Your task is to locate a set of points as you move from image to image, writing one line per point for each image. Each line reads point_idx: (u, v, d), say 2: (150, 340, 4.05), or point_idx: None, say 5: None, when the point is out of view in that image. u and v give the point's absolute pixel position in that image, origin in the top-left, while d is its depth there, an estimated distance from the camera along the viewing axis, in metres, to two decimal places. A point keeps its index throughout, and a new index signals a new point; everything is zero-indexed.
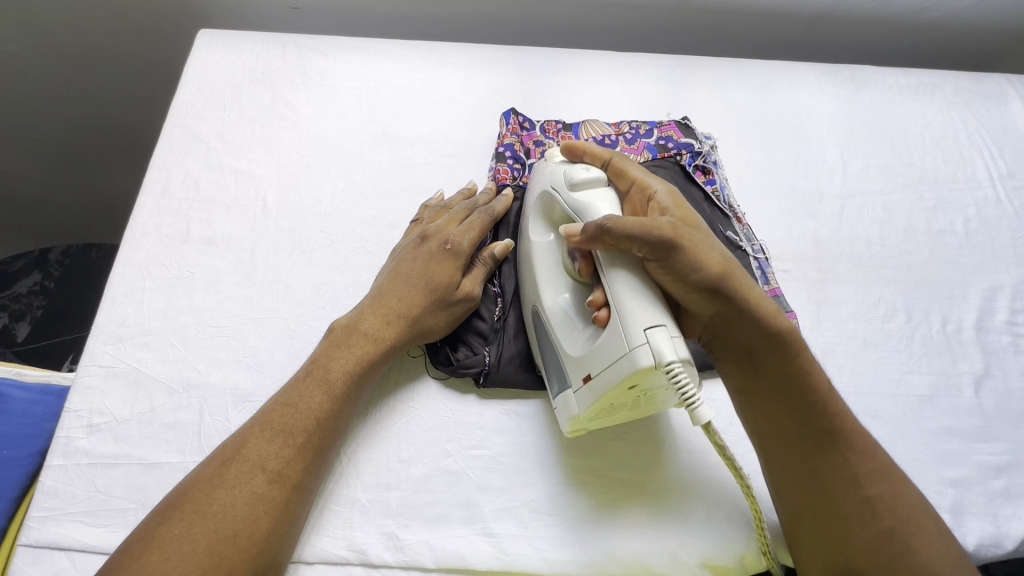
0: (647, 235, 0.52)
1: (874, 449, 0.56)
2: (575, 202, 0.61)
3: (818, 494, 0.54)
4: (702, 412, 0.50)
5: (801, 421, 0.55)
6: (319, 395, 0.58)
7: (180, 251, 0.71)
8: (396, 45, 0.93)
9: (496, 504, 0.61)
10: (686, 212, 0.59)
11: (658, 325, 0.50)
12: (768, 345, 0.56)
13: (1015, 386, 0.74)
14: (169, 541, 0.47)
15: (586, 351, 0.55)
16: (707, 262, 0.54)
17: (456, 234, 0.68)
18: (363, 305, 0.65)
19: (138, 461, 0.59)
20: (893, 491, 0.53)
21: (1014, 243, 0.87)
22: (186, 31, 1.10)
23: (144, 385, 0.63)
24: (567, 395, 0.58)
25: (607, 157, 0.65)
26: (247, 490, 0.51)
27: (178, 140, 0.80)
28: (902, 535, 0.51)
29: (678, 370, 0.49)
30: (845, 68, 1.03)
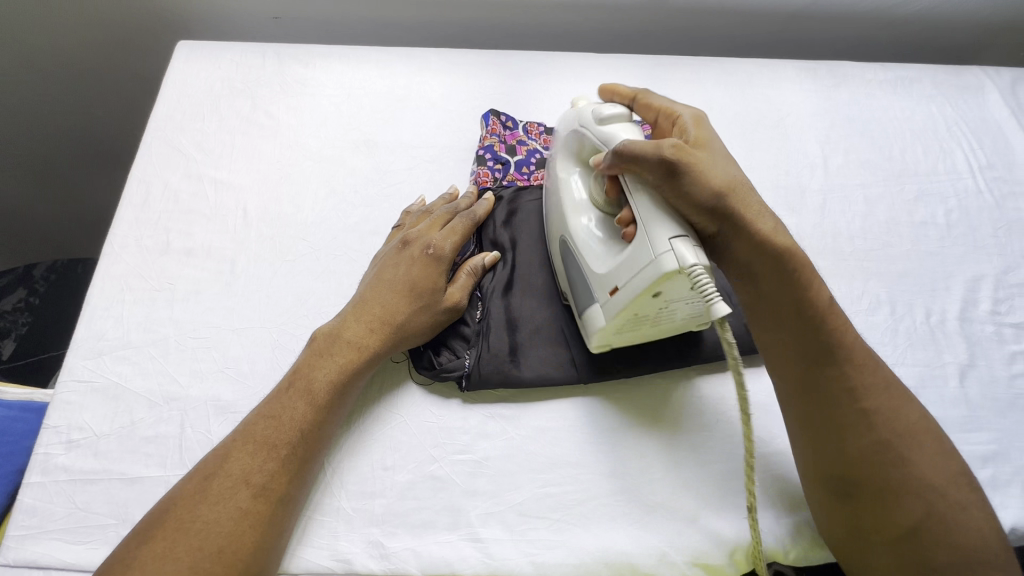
0: (650, 157, 0.57)
1: (875, 366, 0.57)
2: (605, 134, 0.64)
3: (814, 404, 0.57)
4: (718, 308, 0.51)
5: (801, 333, 0.57)
6: (302, 403, 0.57)
7: (159, 263, 0.71)
8: (377, 52, 0.93)
9: (482, 509, 0.60)
10: (696, 137, 0.63)
11: (682, 236, 0.54)
12: (776, 261, 0.58)
13: (1000, 375, 0.75)
14: (149, 562, 0.47)
15: (613, 268, 0.59)
16: (709, 179, 0.57)
17: (439, 239, 0.69)
18: (345, 313, 0.65)
19: (119, 476, 0.58)
20: (892, 407, 0.55)
21: (995, 233, 0.87)
22: (166, 44, 1.10)
23: (123, 399, 0.62)
24: (594, 309, 0.62)
25: (633, 96, 0.70)
26: (232, 504, 0.51)
27: (157, 153, 0.80)
28: (898, 445, 0.54)
29: (700, 272, 0.52)
30: (824, 64, 1.04)
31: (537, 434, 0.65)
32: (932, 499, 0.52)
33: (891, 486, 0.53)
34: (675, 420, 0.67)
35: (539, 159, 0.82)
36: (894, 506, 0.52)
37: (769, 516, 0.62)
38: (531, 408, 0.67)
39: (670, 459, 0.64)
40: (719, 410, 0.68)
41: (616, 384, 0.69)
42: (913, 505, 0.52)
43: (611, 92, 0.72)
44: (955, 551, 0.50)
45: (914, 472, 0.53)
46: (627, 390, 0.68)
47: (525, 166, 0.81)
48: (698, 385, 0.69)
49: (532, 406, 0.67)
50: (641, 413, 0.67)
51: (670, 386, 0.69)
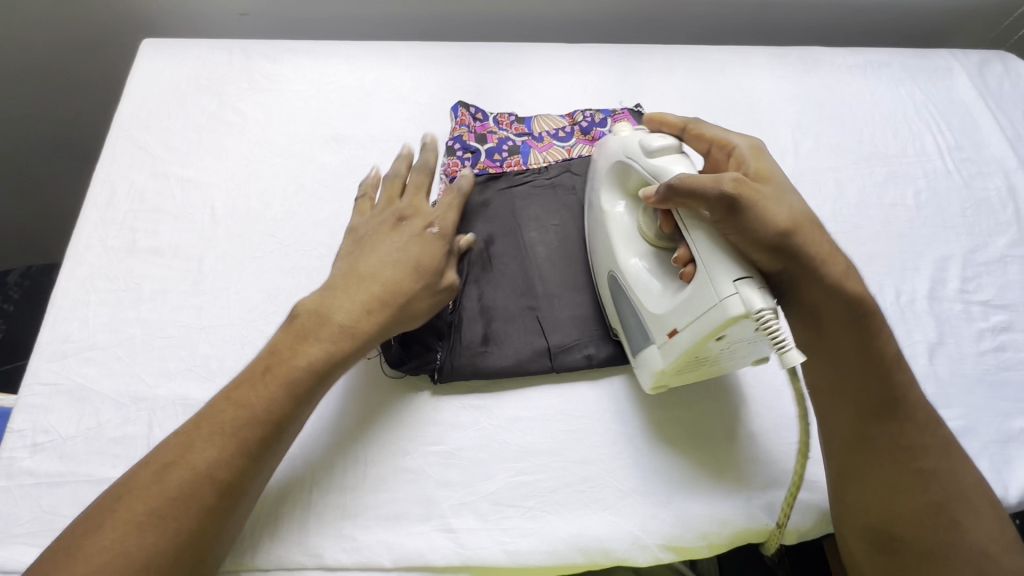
0: (710, 193, 0.55)
1: (935, 426, 0.58)
2: (657, 169, 0.62)
3: (867, 453, 0.57)
4: (792, 355, 0.51)
5: (863, 381, 0.58)
6: (278, 391, 0.56)
7: (126, 263, 0.70)
8: (345, 47, 0.92)
9: (455, 499, 0.60)
10: (757, 169, 0.62)
11: (746, 277, 0.53)
12: (834, 305, 0.58)
13: (968, 353, 0.76)
14: (98, 549, 0.46)
15: (670, 309, 0.58)
16: (775, 218, 0.56)
17: (440, 217, 0.68)
18: (332, 290, 0.62)
19: (85, 478, 0.57)
20: (948, 469, 0.56)
21: (963, 213, 0.88)
22: (132, 44, 1.09)
23: (90, 401, 0.61)
24: (652, 351, 0.62)
25: (683, 125, 0.69)
26: (190, 500, 0.50)
27: (123, 152, 0.79)
28: (951, 510, 0.54)
29: (769, 316, 0.51)
30: (795, 50, 1.04)
31: (510, 426, 0.65)
32: (985, 571, 0.51)
33: (937, 549, 0.53)
34: (649, 408, 0.67)
35: (511, 146, 0.82)
36: (939, 571, 0.52)
37: (740, 497, 0.63)
38: (505, 399, 0.67)
39: (642, 445, 0.65)
40: (691, 394, 0.68)
41: (586, 371, 0.69)
42: (963, 572, 0.52)
43: (658, 121, 0.71)
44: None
45: (965, 540, 0.53)
46: (601, 380, 0.69)
47: (496, 154, 0.81)
48: None
49: (506, 397, 0.67)
50: (612, 400, 0.67)
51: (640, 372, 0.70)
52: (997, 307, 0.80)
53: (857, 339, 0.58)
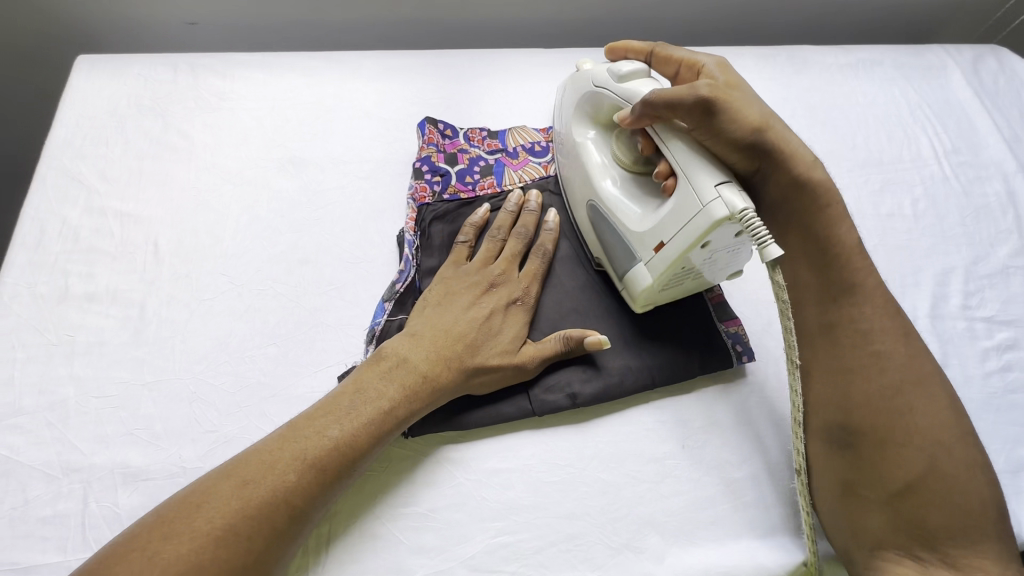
0: (686, 101, 0.56)
1: (889, 313, 0.56)
2: (628, 91, 0.61)
3: (825, 344, 0.56)
4: (773, 250, 0.50)
5: (819, 270, 0.57)
6: (366, 431, 0.54)
7: (57, 311, 0.63)
8: (302, 59, 0.85)
9: (430, 567, 0.55)
10: (726, 80, 0.61)
11: (727, 182, 0.53)
12: (795, 197, 0.59)
13: (973, 375, 0.71)
14: (164, 557, 0.44)
15: (655, 225, 0.58)
16: (745, 116, 0.57)
17: (525, 289, 0.65)
18: (424, 338, 0.60)
19: (9, 567, 0.51)
20: (905, 352, 0.54)
21: (963, 221, 0.84)
22: (69, 54, 1.00)
23: (15, 475, 0.55)
24: (637, 269, 0.61)
25: (649, 49, 0.67)
26: (264, 522, 0.48)
27: (54, 184, 0.71)
28: (906, 395, 0.53)
29: (751, 216, 0.51)
30: (783, 50, 0.99)
31: (489, 480, 0.59)
32: (933, 455, 0.51)
33: (895, 435, 0.52)
34: (639, 449, 0.62)
35: (484, 165, 0.76)
36: (890, 460, 0.51)
37: (739, 546, 0.58)
38: (482, 448, 0.61)
39: (633, 493, 0.60)
40: (683, 434, 0.63)
41: (570, 413, 0.64)
42: (915, 458, 0.51)
43: (622, 50, 0.69)
44: (945, 509, 0.50)
45: (917, 426, 0.52)
46: (586, 423, 0.63)
47: (468, 176, 0.74)
48: (661, 408, 0.64)
49: (483, 447, 0.61)
50: (599, 445, 0.62)
51: (628, 414, 0.64)
52: (1001, 323, 0.76)
53: (818, 228, 0.58)
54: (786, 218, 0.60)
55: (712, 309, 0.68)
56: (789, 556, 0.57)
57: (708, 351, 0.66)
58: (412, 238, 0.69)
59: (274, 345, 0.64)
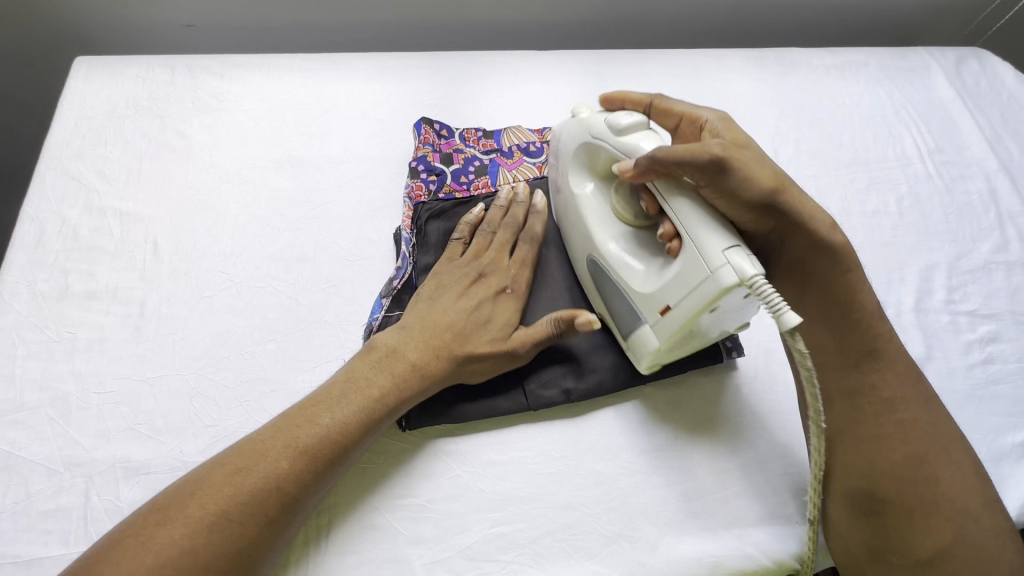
0: (699, 160, 0.54)
1: (911, 379, 0.58)
2: (629, 147, 0.60)
3: (850, 411, 0.58)
4: (789, 317, 0.48)
5: (844, 338, 0.59)
6: (357, 421, 0.55)
7: (58, 308, 0.64)
8: (299, 60, 0.86)
9: (428, 557, 0.56)
10: (732, 138, 0.61)
11: (735, 246, 0.52)
12: (817, 256, 0.60)
13: (956, 367, 0.73)
14: (158, 542, 0.45)
15: (661, 287, 0.57)
16: (761, 177, 0.56)
17: (514, 277, 0.67)
18: (415, 330, 0.61)
19: (13, 560, 0.52)
20: (928, 419, 0.57)
21: (946, 219, 0.86)
22: (66, 56, 1.00)
23: (17, 470, 0.55)
24: (644, 331, 0.60)
25: (648, 100, 0.66)
26: (257, 508, 0.48)
27: (53, 184, 0.72)
28: (931, 463, 0.55)
29: (762, 281, 0.50)
30: (771, 52, 1.01)
31: (485, 473, 0.60)
32: (961, 524, 0.53)
33: (923, 504, 0.53)
34: (633, 444, 0.63)
35: (478, 165, 0.77)
36: (920, 530, 0.53)
37: (730, 536, 0.59)
38: (478, 443, 0.62)
39: (627, 484, 0.61)
40: (675, 427, 0.64)
41: (566, 408, 0.65)
42: (943, 527, 0.53)
43: (619, 100, 0.67)
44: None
45: (944, 493, 0.54)
46: (580, 417, 0.65)
47: (463, 176, 0.76)
48: (655, 402, 0.66)
49: (480, 441, 0.62)
50: (593, 438, 0.63)
51: (621, 407, 0.65)
52: (983, 317, 0.78)
53: (838, 290, 0.59)
54: (806, 277, 0.61)
55: None
56: (776, 545, 0.59)
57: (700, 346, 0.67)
58: (408, 236, 0.70)
59: (273, 341, 0.64)
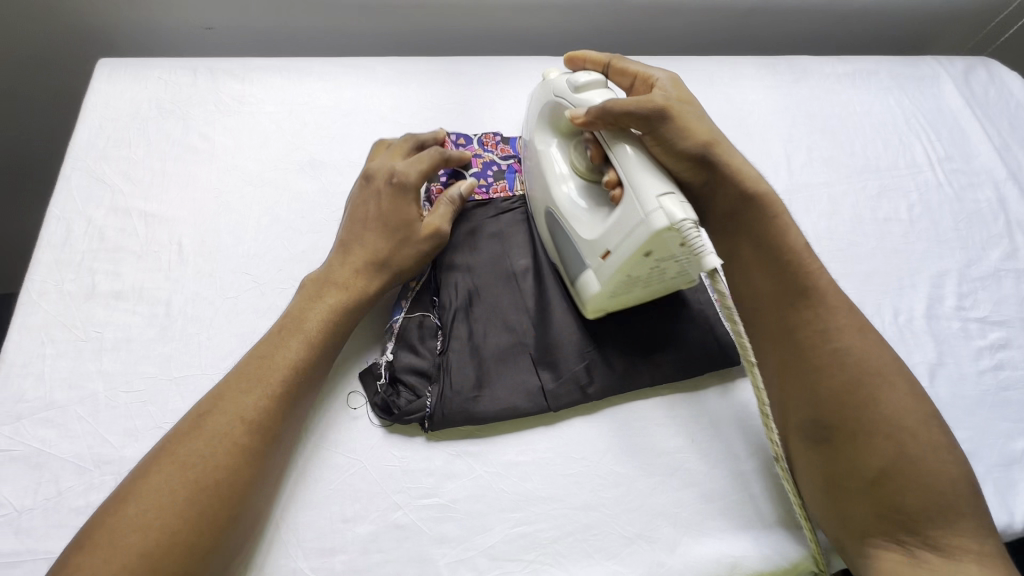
0: (643, 111, 0.60)
1: (846, 310, 0.59)
2: (582, 101, 0.63)
3: (792, 348, 0.59)
4: (710, 259, 0.52)
5: (779, 276, 0.61)
6: (300, 349, 0.59)
7: (85, 308, 0.65)
8: (319, 64, 0.87)
9: (452, 556, 0.57)
10: (675, 95, 0.67)
11: (669, 194, 0.55)
12: (750, 206, 0.63)
13: (967, 373, 0.74)
14: (145, 488, 0.49)
15: (600, 233, 0.60)
16: (694, 134, 0.63)
17: (402, 168, 0.69)
18: (330, 258, 0.66)
19: (44, 556, 0.52)
20: (863, 345, 0.57)
21: (956, 226, 0.87)
22: (90, 59, 1.02)
23: (48, 467, 0.56)
24: (587, 275, 0.63)
25: (606, 62, 0.71)
26: (226, 440, 0.52)
27: (79, 185, 0.73)
28: (868, 387, 0.55)
29: (689, 227, 0.53)
30: (783, 60, 1.03)
31: (506, 473, 0.61)
32: (902, 442, 0.52)
33: (863, 425, 0.54)
34: (651, 444, 0.64)
35: (496, 171, 0.79)
36: (864, 450, 0.53)
37: (747, 536, 0.60)
38: (498, 443, 0.63)
39: (645, 485, 0.62)
40: (692, 429, 0.65)
41: (584, 406, 0.66)
42: (885, 446, 0.52)
43: (581, 60, 0.73)
44: (923, 495, 0.51)
45: (883, 414, 0.54)
46: (596, 417, 0.66)
47: (481, 180, 0.77)
48: (672, 404, 0.67)
49: (500, 442, 0.63)
50: (612, 438, 0.64)
51: (639, 409, 0.66)
52: (993, 323, 0.79)
53: (766, 230, 0.63)
54: (737, 226, 0.65)
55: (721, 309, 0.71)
56: (793, 547, 0.59)
57: (719, 350, 0.68)
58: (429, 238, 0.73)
59: None
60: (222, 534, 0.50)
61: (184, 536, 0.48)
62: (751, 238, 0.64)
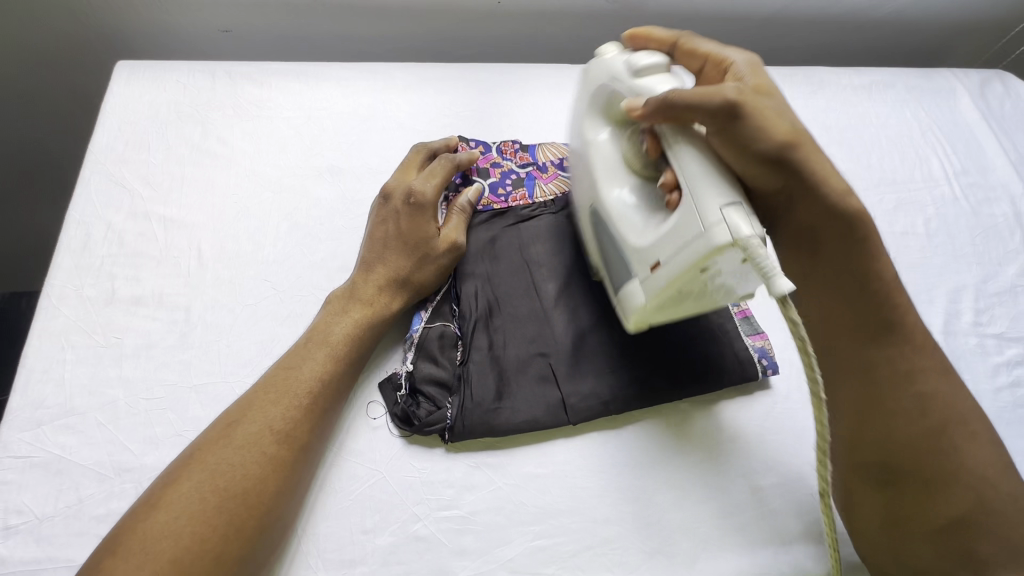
0: (705, 106, 0.54)
1: (932, 350, 0.57)
2: (638, 88, 0.60)
3: (869, 386, 0.56)
4: (780, 283, 0.48)
5: (861, 312, 0.57)
6: (328, 363, 0.60)
7: (105, 314, 0.65)
8: (337, 69, 0.87)
9: (471, 569, 0.57)
10: (755, 83, 0.59)
11: (734, 204, 0.51)
12: (829, 230, 0.58)
13: (985, 390, 0.74)
14: (176, 496, 0.50)
15: (653, 241, 0.57)
16: (775, 130, 0.55)
17: (419, 184, 0.71)
18: (353, 275, 0.68)
19: (65, 564, 0.52)
20: (947, 391, 0.55)
21: (973, 241, 0.87)
22: (106, 60, 1.01)
23: (68, 474, 0.56)
24: (635, 285, 0.60)
25: (671, 40, 0.64)
26: (257, 449, 0.53)
27: (99, 188, 0.73)
28: (950, 434, 0.53)
29: (756, 243, 0.49)
30: (799, 70, 1.03)
31: (526, 487, 0.61)
32: (979, 489, 0.52)
33: (941, 472, 0.52)
34: (670, 459, 0.64)
35: (515, 179, 0.78)
36: (939, 496, 0.52)
37: (766, 553, 0.60)
38: (517, 457, 0.63)
39: (665, 500, 0.62)
40: (711, 444, 0.65)
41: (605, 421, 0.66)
42: (965, 491, 0.51)
43: (644, 38, 0.65)
44: (1001, 541, 0.50)
45: (961, 461, 0.52)
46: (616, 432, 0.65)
47: (500, 189, 0.77)
48: (690, 418, 0.67)
49: (520, 456, 0.63)
50: (631, 452, 0.64)
51: (657, 423, 0.66)
52: (1010, 340, 0.79)
53: (848, 263, 0.58)
54: (814, 249, 0.60)
55: (739, 323, 0.71)
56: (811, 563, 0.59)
57: (737, 363, 0.68)
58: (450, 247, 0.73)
59: None
60: (250, 544, 0.50)
61: (213, 544, 0.48)
62: (825, 267, 0.59)
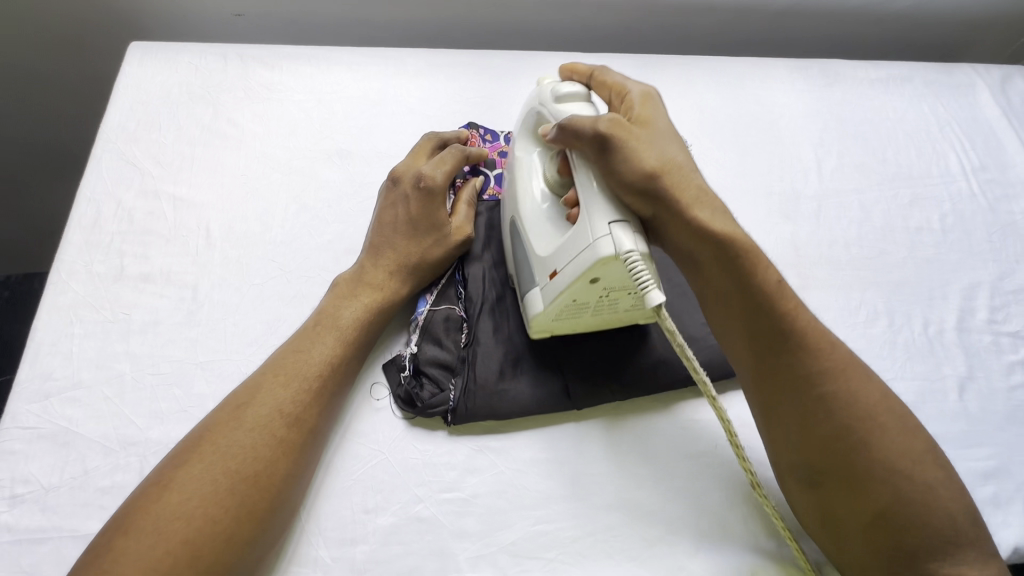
0: (592, 132, 0.57)
1: (831, 350, 0.56)
2: (557, 111, 0.63)
3: (773, 391, 0.56)
4: (653, 296, 0.51)
5: (757, 321, 0.56)
6: (336, 347, 0.60)
7: (113, 290, 0.65)
8: (348, 53, 0.87)
9: (471, 552, 0.57)
10: (639, 115, 0.64)
11: (621, 221, 0.54)
12: (714, 247, 0.58)
13: (998, 387, 0.73)
14: (187, 478, 0.50)
15: (551, 250, 0.58)
16: (643, 162, 0.57)
17: (429, 170, 0.70)
18: (361, 259, 0.67)
19: (70, 534, 0.53)
20: (849, 387, 0.54)
21: (989, 238, 0.86)
22: (119, 43, 1.02)
23: (74, 446, 0.56)
24: (534, 294, 0.61)
25: (590, 72, 0.69)
26: (267, 432, 0.53)
27: (109, 167, 0.73)
28: (856, 431, 0.52)
29: (635, 258, 0.52)
30: (815, 63, 1.01)
31: (529, 471, 0.61)
32: (896, 482, 0.50)
33: (859, 472, 0.51)
34: (675, 448, 0.63)
35: None
36: (858, 494, 0.51)
37: (770, 544, 0.59)
38: (519, 441, 0.63)
39: (668, 488, 0.61)
40: (715, 433, 0.65)
41: (610, 409, 0.65)
42: (879, 489, 0.50)
43: (570, 71, 0.72)
44: (922, 536, 0.49)
45: (874, 458, 0.51)
46: (617, 419, 0.65)
47: None
48: (695, 407, 0.66)
49: (521, 441, 0.63)
50: (634, 439, 0.64)
51: (662, 411, 0.66)
52: None
53: (736, 274, 0.57)
54: (699, 265, 0.60)
55: None
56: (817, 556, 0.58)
57: None
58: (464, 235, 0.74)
59: None
60: (260, 526, 0.50)
61: (225, 526, 0.48)
62: (714, 282, 0.59)
